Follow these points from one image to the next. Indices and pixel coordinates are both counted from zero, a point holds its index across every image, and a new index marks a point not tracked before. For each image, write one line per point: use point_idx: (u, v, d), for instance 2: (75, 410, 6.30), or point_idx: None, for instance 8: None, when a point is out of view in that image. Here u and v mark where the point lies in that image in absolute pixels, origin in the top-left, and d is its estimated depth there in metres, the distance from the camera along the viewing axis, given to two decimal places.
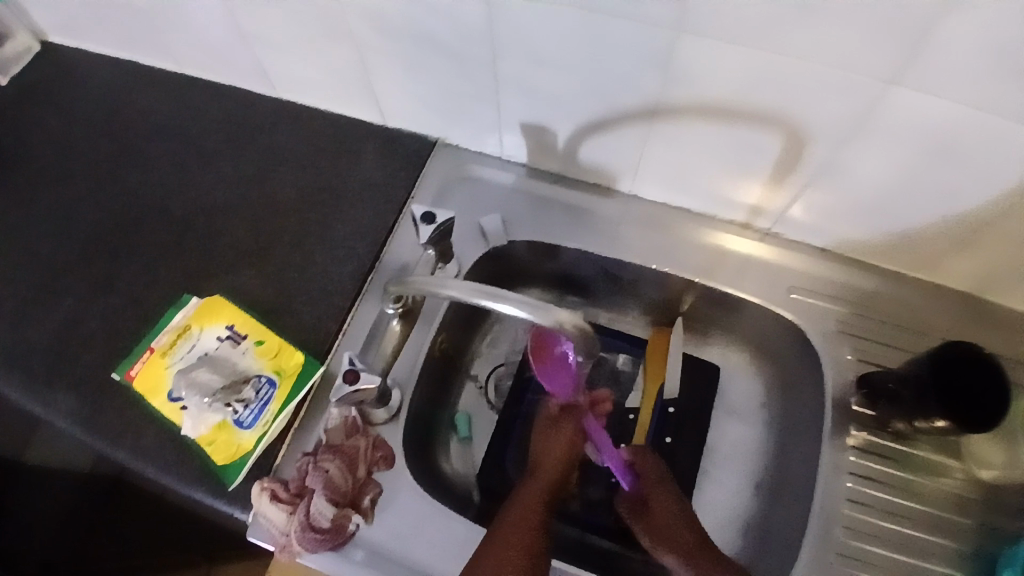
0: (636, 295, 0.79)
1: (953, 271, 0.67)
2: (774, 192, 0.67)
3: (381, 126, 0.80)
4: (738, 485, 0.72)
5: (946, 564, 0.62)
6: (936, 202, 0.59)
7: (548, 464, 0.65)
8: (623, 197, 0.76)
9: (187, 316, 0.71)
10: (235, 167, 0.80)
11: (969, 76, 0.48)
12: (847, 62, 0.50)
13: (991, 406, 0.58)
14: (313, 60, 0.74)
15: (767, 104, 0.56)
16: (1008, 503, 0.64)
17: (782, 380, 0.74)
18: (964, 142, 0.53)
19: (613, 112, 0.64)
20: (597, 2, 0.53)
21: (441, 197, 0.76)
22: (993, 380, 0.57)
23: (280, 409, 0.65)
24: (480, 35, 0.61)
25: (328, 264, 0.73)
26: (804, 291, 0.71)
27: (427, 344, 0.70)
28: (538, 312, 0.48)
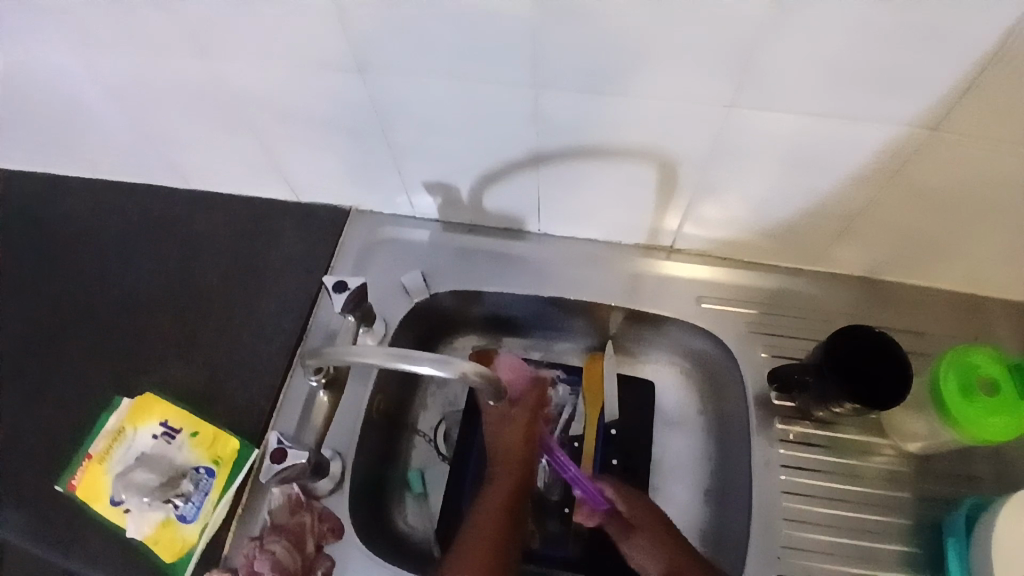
0: (564, 326, 0.82)
1: (842, 259, 0.72)
2: (665, 212, 0.71)
3: (296, 202, 0.83)
4: (688, 495, 0.74)
5: (891, 540, 0.64)
6: (804, 200, 0.64)
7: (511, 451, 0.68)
8: (534, 236, 0.80)
9: (120, 419, 0.71)
10: (158, 261, 0.82)
11: (792, 91, 0.53)
12: (686, 94, 0.56)
13: (896, 381, 0.61)
14: (220, 151, 0.77)
15: (631, 137, 0.62)
16: (936, 470, 0.67)
17: (713, 384, 0.77)
18: (810, 146, 0.58)
19: (503, 163, 0.69)
20: (459, 68, 0.58)
21: (361, 263, 0.79)
22: (891, 356, 0.61)
23: (220, 497, 0.66)
24: (366, 110, 0.66)
25: (257, 343, 0.74)
26: (714, 299, 0.74)
27: (364, 405, 0.72)
28: (448, 367, 0.52)
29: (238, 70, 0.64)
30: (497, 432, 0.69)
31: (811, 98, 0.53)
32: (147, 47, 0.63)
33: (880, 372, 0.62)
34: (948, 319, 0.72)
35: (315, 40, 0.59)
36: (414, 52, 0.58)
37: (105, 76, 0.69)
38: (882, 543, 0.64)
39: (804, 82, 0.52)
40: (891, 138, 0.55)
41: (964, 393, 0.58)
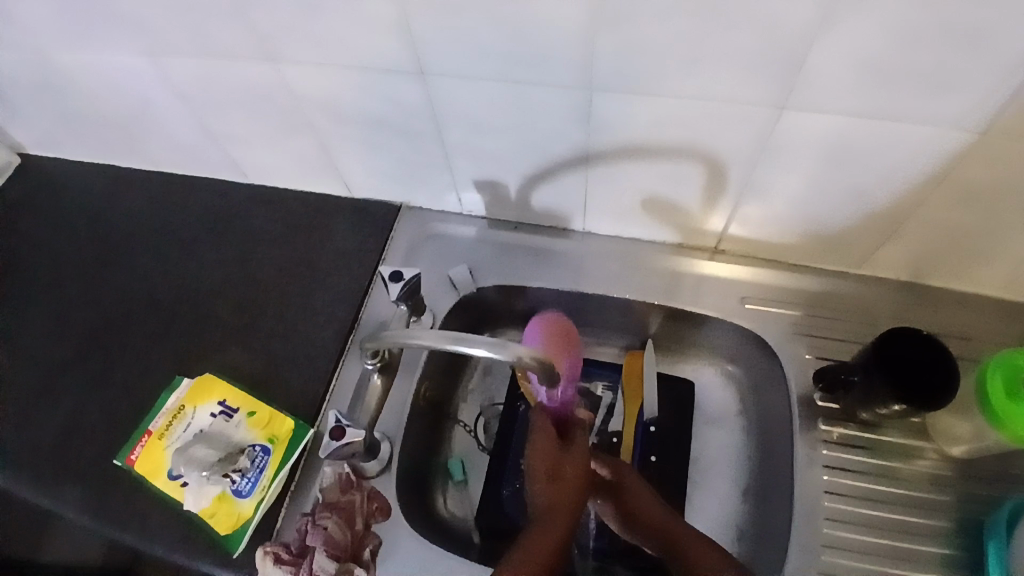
0: (605, 323, 0.83)
1: (886, 263, 0.72)
2: (709, 214, 0.73)
3: (348, 198, 0.87)
4: (727, 492, 0.75)
5: (932, 542, 0.65)
6: (850, 203, 0.65)
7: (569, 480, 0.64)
8: (578, 235, 0.82)
9: (180, 398, 0.75)
10: (216, 251, 0.86)
11: (843, 95, 0.54)
12: (737, 97, 0.57)
13: (942, 378, 0.61)
14: (279, 148, 0.81)
15: (680, 139, 0.64)
16: (980, 474, 0.68)
17: (754, 385, 0.78)
18: (860, 148, 0.59)
19: (552, 162, 0.71)
20: (515, 71, 0.61)
21: (410, 256, 0.82)
22: (936, 354, 0.61)
23: (275, 474, 0.68)
24: (421, 110, 0.69)
25: (310, 331, 0.77)
26: (757, 300, 0.76)
27: (411, 392, 0.74)
28: (502, 350, 0.53)
29: (303, 71, 0.68)
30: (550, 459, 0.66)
31: (863, 100, 0.54)
32: (220, 48, 0.68)
33: (927, 375, 0.62)
34: (994, 324, 0.72)
35: (378, 43, 0.62)
36: (472, 56, 0.61)
37: (177, 76, 0.73)
38: (922, 545, 0.64)
39: (856, 84, 0.53)
40: (943, 140, 0.56)
41: (1009, 394, 0.59)
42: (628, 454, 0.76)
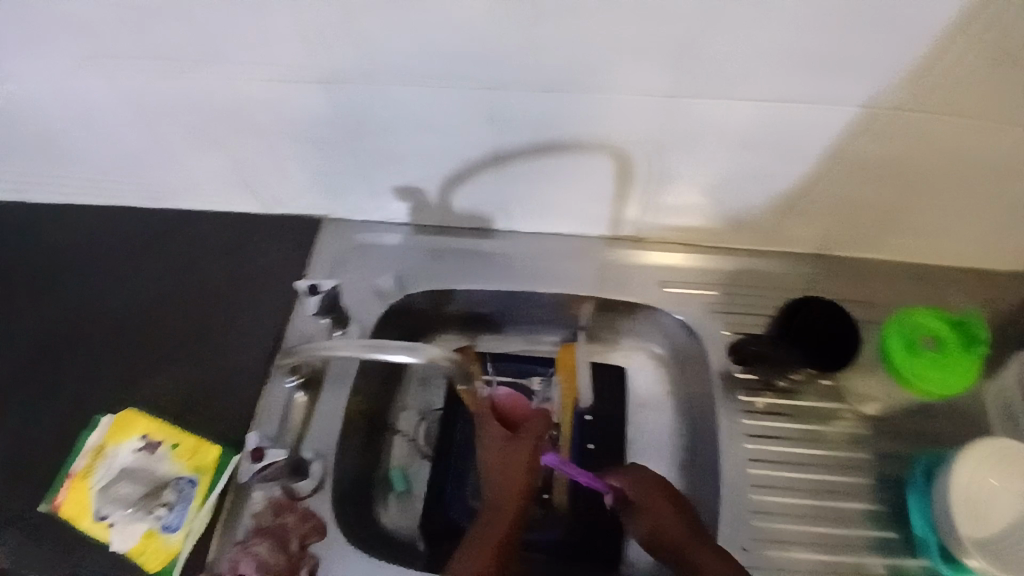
0: (537, 320, 0.84)
1: (794, 238, 0.75)
2: (625, 205, 0.74)
3: (267, 214, 0.85)
4: (665, 472, 0.77)
5: (855, 498, 0.68)
6: (754, 183, 0.68)
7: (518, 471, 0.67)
8: (503, 234, 0.82)
9: (100, 437, 0.72)
10: (132, 280, 0.83)
11: (731, 78, 0.57)
12: (634, 87, 0.59)
13: (838, 338, 0.66)
14: (191, 168, 0.79)
15: (586, 133, 0.65)
16: (893, 430, 0.71)
17: (683, 366, 0.80)
18: (757, 130, 0.61)
19: (467, 163, 0.71)
20: (418, 74, 0.61)
21: (333, 269, 0.81)
22: (831, 316, 0.66)
23: (203, 504, 0.67)
24: (331, 119, 0.68)
25: (234, 353, 0.75)
26: (679, 284, 0.78)
27: (343, 405, 0.73)
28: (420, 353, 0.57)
29: (207, 86, 0.66)
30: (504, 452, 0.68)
31: (752, 82, 0.57)
32: (119, 66, 0.65)
33: (828, 336, 0.66)
34: (897, 289, 0.76)
35: (281, 53, 0.61)
36: (376, 61, 0.60)
37: (76, 99, 0.71)
38: (846, 502, 0.68)
39: (745, 66, 0.55)
40: (829, 117, 0.59)
41: (910, 349, 0.61)
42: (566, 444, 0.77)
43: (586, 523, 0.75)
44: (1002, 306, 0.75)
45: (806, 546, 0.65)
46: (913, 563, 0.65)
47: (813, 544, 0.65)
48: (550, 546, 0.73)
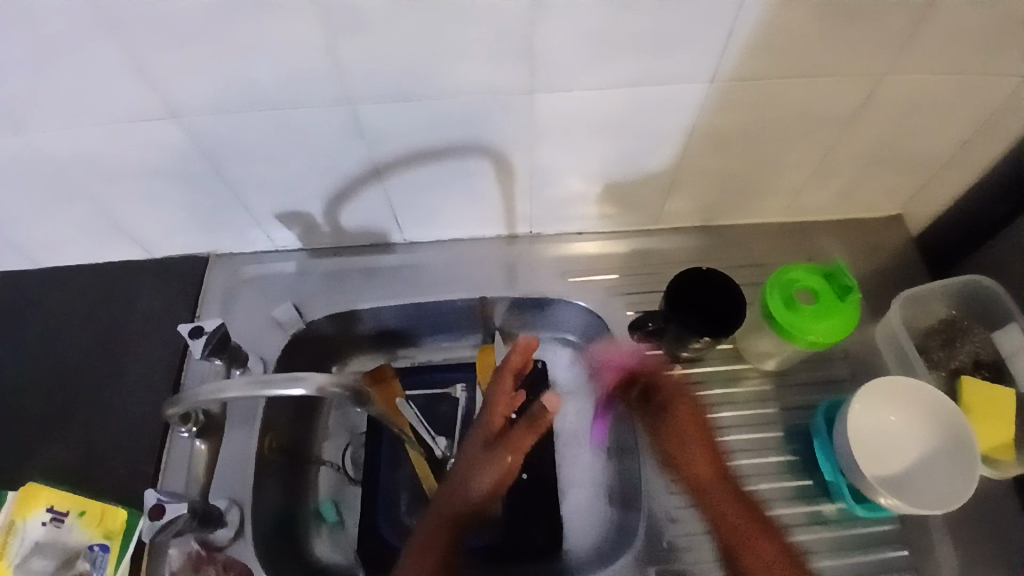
0: (449, 326, 0.83)
1: (680, 212, 0.77)
2: (513, 203, 0.75)
3: (152, 259, 0.81)
4: (592, 457, 0.78)
5: (768, 452, 0.71)
6: (629, 165, 0.69)
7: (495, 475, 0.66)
8: (402, 246, 0.81)
9: (7, 512, 0.66)
10: (12, 348, 0.78)
11: (580, 68, 0.57)
12: (490, 88, 0.59)
13: (720, 305, 0.69)
14: (56, 223, 0.75)
15: (455, 138, 0.65)
16: (797, 382, 0.74)
17: (596, 350, 0.82)
18: (618, 116, 0.63)
19: (346, 182, 0.70)
20: (271, 99, 0.59)
21: (229, 305, 0.78)
22: (711, 284, 0.69)
23: (117, 569, 0.64)
24: (193, 154, 0.66)
25: (131, 409, 0.72)
26: (579, 272, 0.79)
27: (253, 445, 0.70)
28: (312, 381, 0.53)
29: (49, 137, 0.63)
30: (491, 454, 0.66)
31: (600, 70, 0.57)
32: None
33: (711, 305, 0.70)
34: (784, 247, 0.80)
35: (121, 95, 0.58)
36: (222, 91, 0.58)
37: None
38: (763, 457, 0.70)
39: (590, 56, 0.56)
40: (680, 94, 0.60)
41: (788, 304, 0.64)
42: None
43: (525, 516, 0.75)
44: (875, 252, 0.80)
45: None
46: (830, 508, 0.68)
47: None
48: (491, 548, 0.73)
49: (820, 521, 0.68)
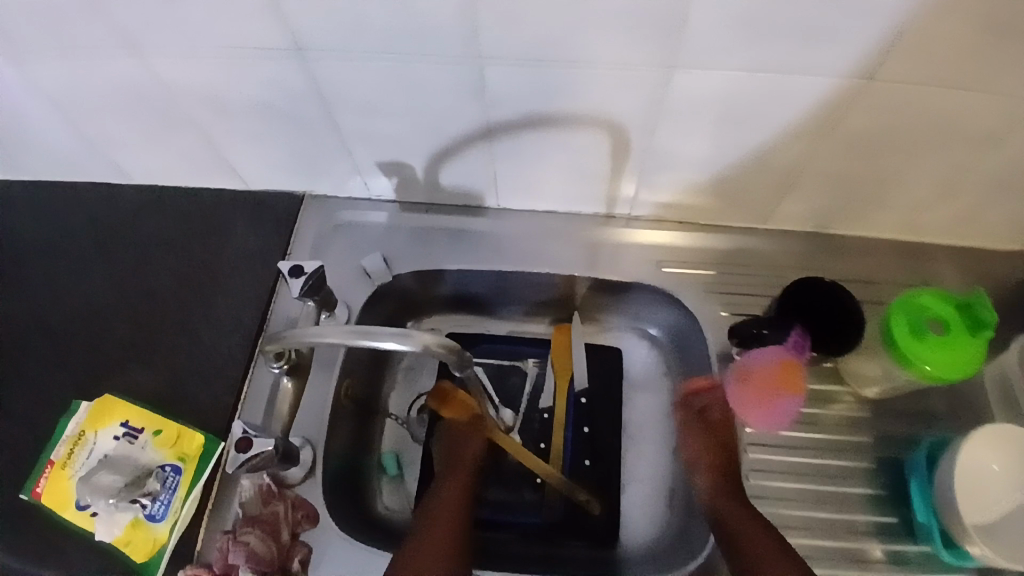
0: (529, 300, 0.82)
1: (793, 214, 0.73)
2: (618, 183, 0.72)
3: (247, 192, 0.82)
4: (659, 453, 0.76)
5: (856, 482, 0.68)
6: (752, 158, 0.65)
7: (463, 463, 0.69)
8: (493, 212, 0.79)
9: (80, 423, 0.69)
10: (106, 263, 0.80)
11: (728, 49, 0.53)
12: (628, 60, 0.56)
13: (840, 323, 0.65)
14: (162, 145, 0.75)
15: (578, 108, 0.62)
16: (891, 410, 0.71)
17: (677, 347, 0.79)
18: (754, 105, 0.59)
19: (454, 140, 0.68)
20: (399, 45, 0.57)
21: (318, 249, 0.78)
22: (830, 295, 0.66)
23: (188, 494, 0.64)
24: (309, 94, 0.64)
25: (216, 338, 0.73)
26: (674, 264, 0.76)
27: (331, 390, 0.71)
28: (409, 340, 0.50)
29: (168, 58, 0.62)
30: (456, 443, 0.70)
31: (749, 53, 0.54)
32: (75, 39, 0.62)
33: (832, 318, 0.66)
34: (893, 267, 0.76)
35: (253, 24, 0.57)
36: (350, 29, 0.56)
37: (37, 76, 0.67)
38: (847, 487, 0.68)
39: (742, 37, 0.52)
40: (830, 90, 0.56)
41: (914, 333, 0.61)
42: (560, 427, 0.76)
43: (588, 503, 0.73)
44: (993, 286, 0.75)
45: (805, 532, 0.65)
46: (913, 549, 0.65)
47: (813, 529, 0.65)
48: (555, 526, 0.72)
49: (901, 561, 0.64)
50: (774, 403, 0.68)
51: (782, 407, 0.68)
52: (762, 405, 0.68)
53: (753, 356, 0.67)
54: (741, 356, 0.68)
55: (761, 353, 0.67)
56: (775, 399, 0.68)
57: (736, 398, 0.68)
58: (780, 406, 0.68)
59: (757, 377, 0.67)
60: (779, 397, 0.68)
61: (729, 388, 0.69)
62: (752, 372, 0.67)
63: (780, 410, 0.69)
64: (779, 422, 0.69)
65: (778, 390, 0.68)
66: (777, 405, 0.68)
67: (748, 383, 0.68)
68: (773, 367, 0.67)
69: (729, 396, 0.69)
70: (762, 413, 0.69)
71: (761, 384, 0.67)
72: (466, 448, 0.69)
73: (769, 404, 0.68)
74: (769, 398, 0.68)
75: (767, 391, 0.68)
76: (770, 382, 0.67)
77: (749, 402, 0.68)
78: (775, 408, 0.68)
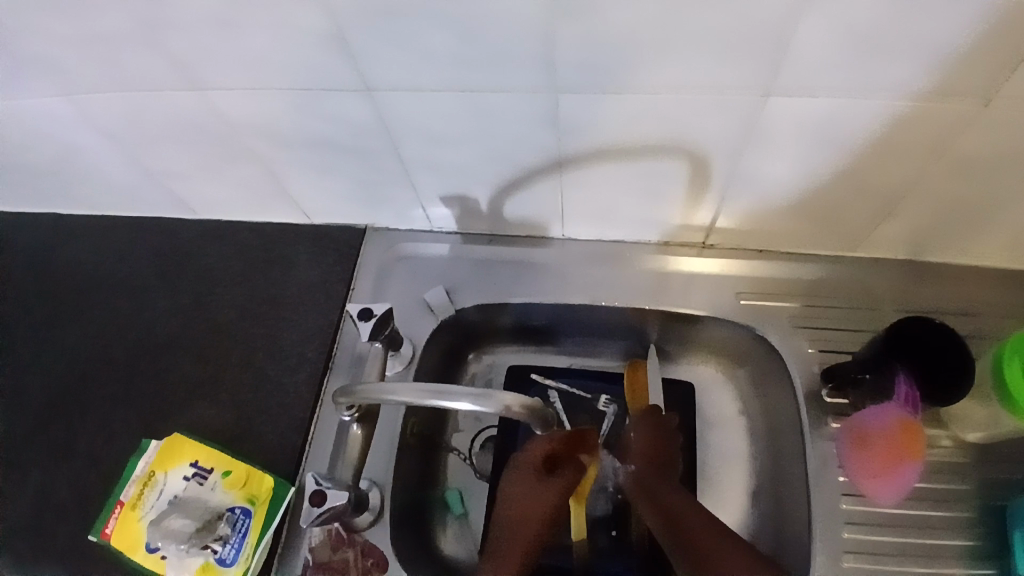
0: (595, 332, 0.78)
1: (886, 240, 0.68)
2: (694, 210, 0.68)
3: (308, 225, 0.81)
4: (737, 496, 0.71)
5: (954, 534, 0.62)
6: (846, 184, 0.61)
7: (532, 517, 0.61)
8: (558, 241, 0.76)
9: (149, 463, 0.69)
10: (171, 297, 0.80)
11: (831, 73, 0.50)
12: (717, 87, 0.52)
13: (955, 365, 0.60)
14: (226, 180, 0.75)
15: (658, 137, 0.59)
16: (999, 454, 0.65)
17: (756, 381, 0.74)
18: (855, 128, 0.54)
19: (522, 171, 0.66)
20: (473, 80, 0.55)
21: (380, 283, 0.77)
22: (942, 334, 0.61)
23: (259, 539, 0.63)
24: (376, 130, 0.63)
25: (281, 375, 0.72)
26: (753, 295, 0.71)
27: (398, 427, 0.70)
28: (486, 401, 0.47)
29: (235, 98, 0.62)
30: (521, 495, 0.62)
31: (851, 77, 0.50)
32: (143, 80, 0.62)
33: (941, 360, 0.61)
34: (996, 296, 0.70)
35: (324, 64, 0.56)
36: (422, 67, 0.55)
37: (103, 114, 0.67)
38: (948, 540, 0.62)
39: (846, 59, 0.48)
40: (940, 113, 0.52)
41: None
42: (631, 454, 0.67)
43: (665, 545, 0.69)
44: None
45: None
46: None
47: None
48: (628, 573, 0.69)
49: None
50: (896, 468, 0.63)
51: (904, 473, 0.63)
52: (883, 471, 0.63)
53: (868, 416, 0.63)
54: (854, 417, 0.64)
55: (875, 413, 0.63)
56: (896, 463, 0.63)
57: (854, 464, 0.63)
58: (903, 471, 0.63)
59: (875, 437, 0.63)
60: (902, 460, 0.63)
61: (843, 450, 0.64)
62: (872, 429, 0.63)
63: (901, 478, 0.63)
64: (899, 493, 0.63)
65: (899, 451, 0.63)
66: (899, 470, 0.63)
67: (868, 441, 0.63)
68: (890, 425, 0.63)
69: (843, 460, 0.64)
70: (884, 482, 0.63)
71: (886, 447, 0.63)
72: (539, 498, 0.61)
73: (891, 467, 0.63)
74: (891, 461, 0.63)
75: (890, 455, 0.63)
76: (889, 443, 0.63)
77: (871, 468, 0.63)
78: (897, 473, 0.63)
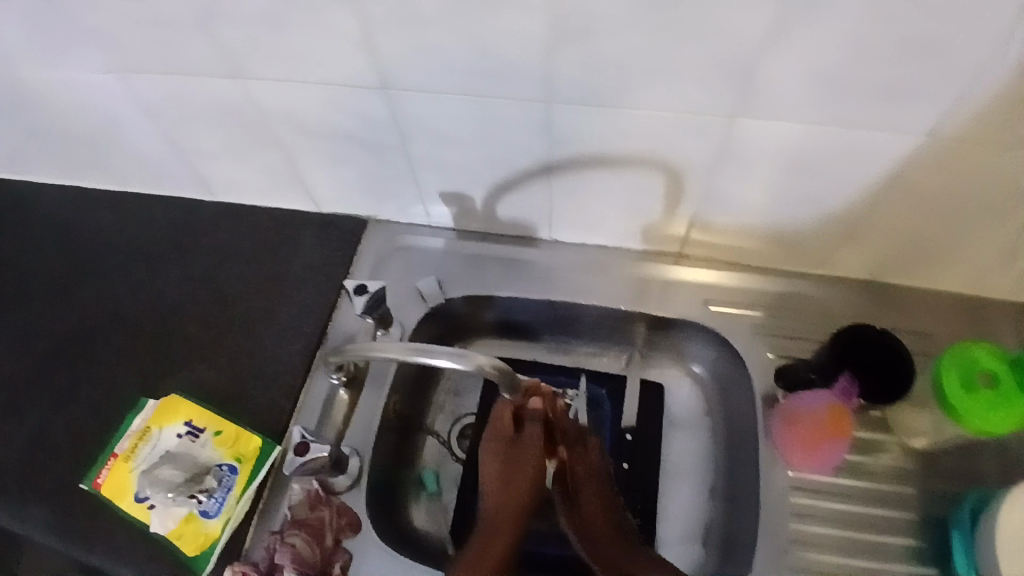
0: (575, 330, 0.83)
1: (846, 262, 0.74)
2: (673, 221, 0.74)
3: (317, 213, 0.87)
4: (697, 493, 0.76)
5: (896, 534, 0.66)
6: (809, 207, 0.67)
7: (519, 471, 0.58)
8: (546, 244, 0.82)
9: (146, 419, 0.74)
10: (181, 268, 0.86)
11: (794, 102, 0.56)
12: (693, 108, 0.59)
13: (897, 372, 0.66)
14: (246, 164, 0.82)
15: (643, 150, 0.65)
16: (941, 465, 0.69)
17: (721, 386, 0.79)
18: (817, 155, 0.61)
19: (517, 174, 0.72)
20: (480, 87, 0.62)
21: (377, 269, 0.83)
22: (887, 346, 0.67)
23: (243, 493, 0.68)
24: (388, 126, 0.70)
25: (278, 346, 0.77)
26: (722, 303, 0.77)
27: (380, 403, 0.74)
28: (463, 360, 0.52)
29: (268, 88, 0.69)
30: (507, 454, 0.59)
31: (815, 106, 0.56)
32: (185, 65, 0.68)
33: (887, 367, 0.66)
34: (948, 322, 0.75)
35: (348, 63, 0.63)
36: (435, 73, 0.62)
37: (140, 92, 0.74)
38: (889, 538, 0.66)
39: (809, 91, 0.55)
40: (893, 145, 0.58)
41: (963, 383, 0.62)
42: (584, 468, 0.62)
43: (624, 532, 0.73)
44: None
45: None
46: None
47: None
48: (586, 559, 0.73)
49: None
50: (822, 448, 0.68)
51: (829, 454, 0.68)
52: (808, 449, 0.68)
53: (803, 398, 0.69)
54: (791, 398, 0.70)
55: (810, 395, 0.69)
56: (821, 443, 0.68)
57: (785, 440, 0.69)
58: (828, 452, 0.68)
59: (804, 418, 0.68)
60: (828, 440, 0.68)
61: (779, 429, 0.70)
62: (801, 418, 0.69)
63: (826, 459, 0.69)
64: (824, 471, 0.69)
65: (826, 432, 0.68)
66: (823, 450, 0.68)
67: (797, 430, 0.69)
68: (821, 408, 0.68)
69: (777, 436, 0.70)
70: (807, 458, 0.68)
71: (813, 428, 0.68)
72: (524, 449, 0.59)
73: (815, 446, 0.68)
74: (818, 441, 0.68)
75: (818, 437, 0.68)
76: (818, 424, 0.68)
77: (801, 449, 0.68)
78: (821, 453, 0.68)
